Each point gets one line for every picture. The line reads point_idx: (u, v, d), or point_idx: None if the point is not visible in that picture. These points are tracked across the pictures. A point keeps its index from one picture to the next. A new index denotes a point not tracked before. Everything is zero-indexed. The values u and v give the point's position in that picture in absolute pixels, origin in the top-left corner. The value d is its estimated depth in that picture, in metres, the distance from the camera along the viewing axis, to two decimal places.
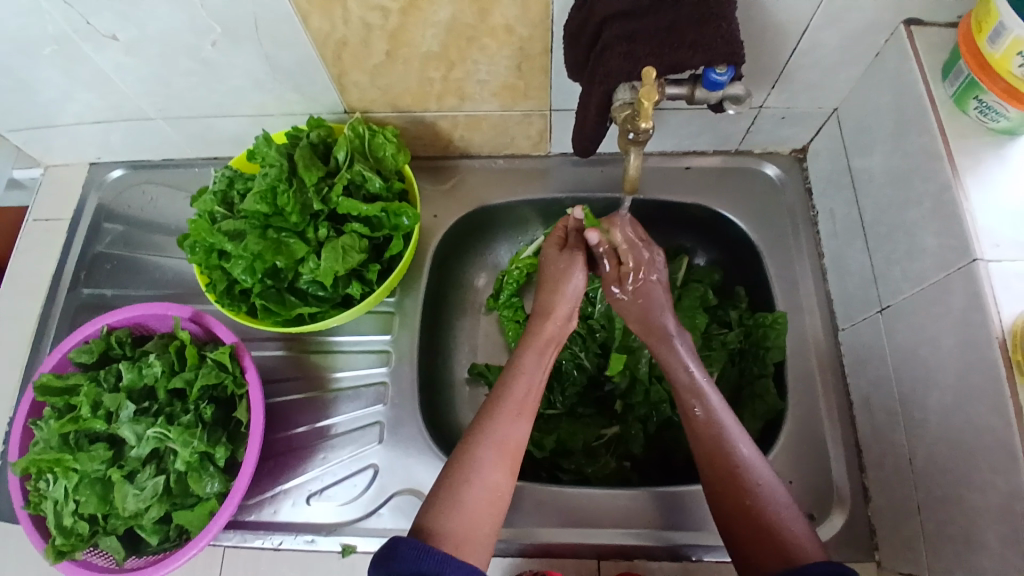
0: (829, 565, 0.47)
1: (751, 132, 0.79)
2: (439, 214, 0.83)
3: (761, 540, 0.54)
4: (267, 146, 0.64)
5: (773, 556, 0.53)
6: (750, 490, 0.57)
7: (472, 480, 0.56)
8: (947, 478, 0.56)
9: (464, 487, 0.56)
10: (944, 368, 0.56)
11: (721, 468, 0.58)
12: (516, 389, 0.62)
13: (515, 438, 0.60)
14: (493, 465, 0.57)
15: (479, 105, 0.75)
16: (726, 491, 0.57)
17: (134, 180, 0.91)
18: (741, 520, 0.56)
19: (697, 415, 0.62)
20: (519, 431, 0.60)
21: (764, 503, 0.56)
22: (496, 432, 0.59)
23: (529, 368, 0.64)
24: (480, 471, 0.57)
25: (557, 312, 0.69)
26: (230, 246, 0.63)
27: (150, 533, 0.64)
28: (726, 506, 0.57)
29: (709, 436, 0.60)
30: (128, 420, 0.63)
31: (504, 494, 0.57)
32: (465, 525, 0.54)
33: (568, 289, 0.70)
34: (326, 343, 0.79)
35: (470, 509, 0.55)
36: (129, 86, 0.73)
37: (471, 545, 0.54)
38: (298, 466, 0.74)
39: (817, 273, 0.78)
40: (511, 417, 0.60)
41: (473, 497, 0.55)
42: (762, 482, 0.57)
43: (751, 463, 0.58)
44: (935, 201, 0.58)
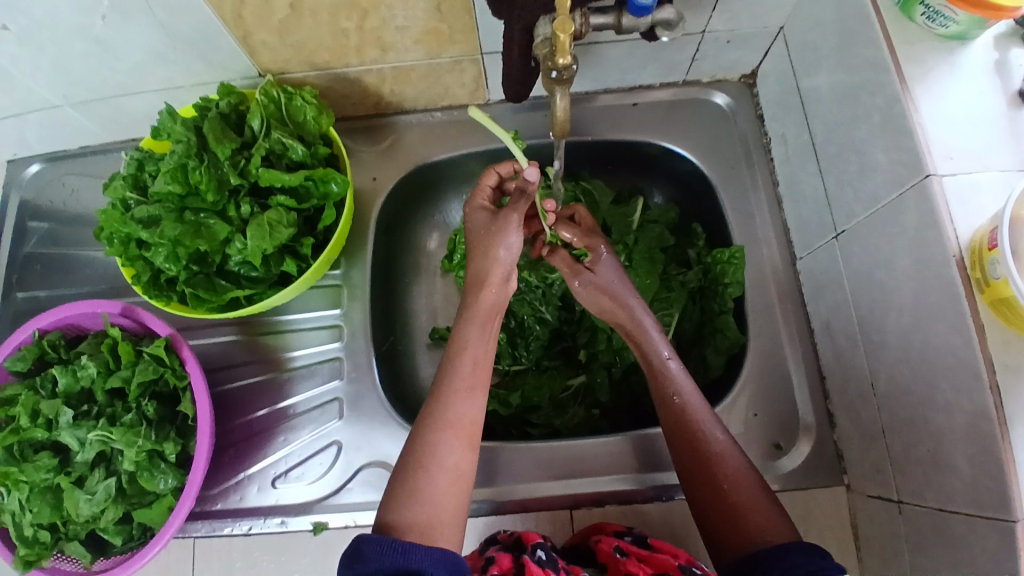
0: (812, 547, 0.48)
1: (696, 60, 0.75)
2: (379, 176, 0.79)
3: (726, 524, 0.54)
4: (172, 121, 0.60)
5: (735, 537, 0.53)
6: (721, 473, 0.56)
7: (431, 467, 0.53)
8: (911, 400, 0.55)
9: (422, 477, 0.53)
10: (900, 290, 0.54)
11: (691, 449, 0.58)
12: (461, 366, 0.59)
13: (467, 416, 0.56)
14: (453, 448, 0.55)
15: (404, 55, 0.69)
16: (694, 474, 0.57)
17: (54, 174, 0.84)
18: (710, 504, 0.56)
19: (674, 402, 0.61)
20: (473, 410, 0.57)
21: (737, 484, 0.55)
22: (440, 411, 0.56)
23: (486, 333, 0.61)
24: (438, 458, 0.54)
25: (491, 278, 0.61)
26: (146, 234, 0.59)
27: (114, 534, 0.62)
28: (692, 479, 0.58)
29: (678, 424, 0.60)
30: (68, 425, 0.60)
31: (465, 475, 0.55)
32: (428, 512, 0.52)
33: (500, 252, 0.61)
34: (277, 323, 0.76)
35: (434, 494, 0.52)
36: (30, 78, 0.67)
37: (436, 530, 0.51)
38: (262, 449, 0.72)
39: (772, 202, 0.75)
40: (464, 393, 0.57)
41: (432, 486, 0.53)
42: (735, 465, 0.56)
43: (725, 445, 0.58)
44: (885, 115, 0.54)
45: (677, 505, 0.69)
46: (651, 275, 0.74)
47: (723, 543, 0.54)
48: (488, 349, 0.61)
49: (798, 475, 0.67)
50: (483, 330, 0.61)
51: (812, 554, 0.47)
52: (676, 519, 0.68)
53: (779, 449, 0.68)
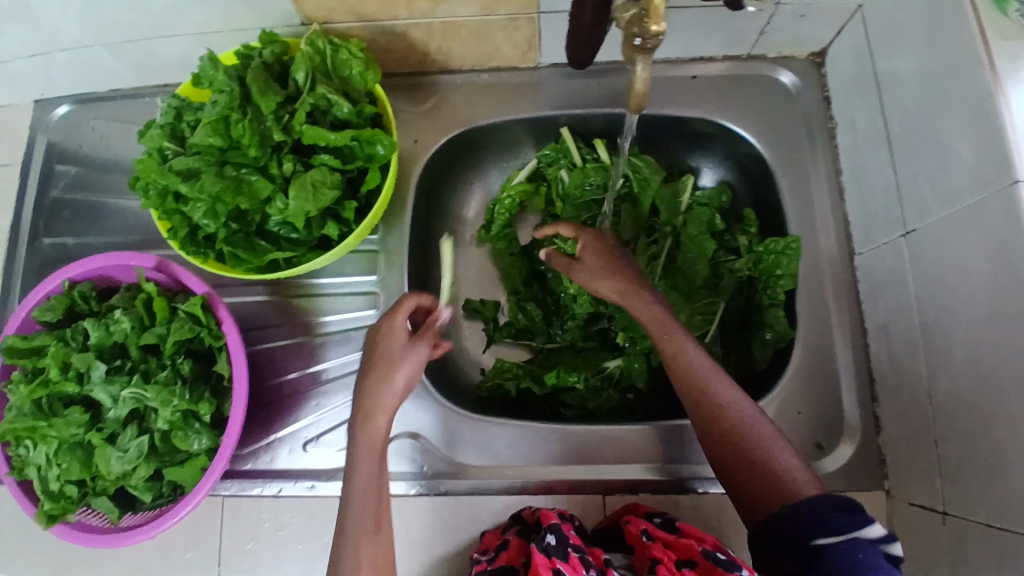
0: (836, 501, 0.47)
1: (765, 33, 0.70)
2: (420, 138, 0.76)
3: (750, 483, 0.52)
4: (213, 68, 0.56)
5: (767, 496, 0.51)
6: (742, 432, 0.54)
7: (343, 529, 0.54)
8: (973, 413, 0.52)
9: (342, 538, 0.54)
10: (976, 297, 0.52)
11: (706, 409, 0.56)
12: (363, 427, 0.56)
13: (361, 479, 0.55)
14: (362, 515, 0.54)
15: (456, 9, 0.65)
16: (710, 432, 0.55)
17: (82, 116, 0.81)
18: (734, 464, 0.53)
19: (680, 360, 0.58)
20: (368, 472, 0.55)
21: (757, 440, 0.53)
22: (354, 477, 0.55)
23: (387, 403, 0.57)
24: (343, 516, 0.54)
25: (390, 341, 0.60)
26: (185, 188, 0.56)
27: (143, 491, 0.62)
28: (709, 441, 0.55)
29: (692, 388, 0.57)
30: (101, 380, 0.59)
31: (380, 526, 0.55)
32: (351, 568, 0.52)
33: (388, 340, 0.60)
34: (311, 287, 0.74)
35: (357, 551, 0.53)
36: (60, 13, 0.63)
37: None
38: (293, 413, 0.71)
39: (834, 192, 0.72)
40: (366, 459, 0.55)
41: (346, 544, 0.53)
42: (753, 421, 0.54)
43: (737, 403, 0.55)
44: (977, 108, 0.50)
45: (710, 497, 0.67)
46: (699, 261, 0.72)
47: (755, 506, 0.51)
48: (394, 404, 0.57)
49: (838, 477, 0.65)
50: (384, 384, 0.57)
51: (839, 509, 0.47)
52: (708, 511, 0.67)
53: (820, 449, 0.66)
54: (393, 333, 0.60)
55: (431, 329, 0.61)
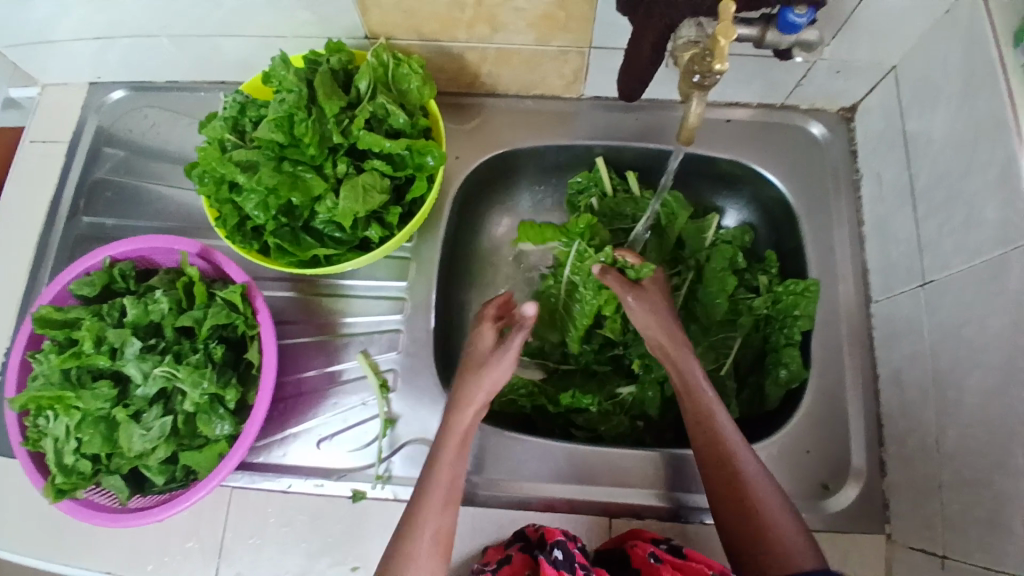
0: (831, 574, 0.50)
1: (801, 85, 0.74)
2: (462, 154, 0.79)
3: (755, 547, 0.55)
4: (284, 69, 0.59)
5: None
6: (744, 488, 0.57)
7: (421, 530, 0.55)
8: (984, 462, 0.55)
9: (411, 542, 0.55)
10: (994, 349, 0.54)
11: (729, 487, 0.58)
12: (461, 421, 0.61)
13: (454, 477, 0.59)
14: (437, 506, 0.57)
15: (513, 37, 0.68)
16: (721, 486, 0.58)
17: (135, 104, 0.84)
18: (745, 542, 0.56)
19: (704, 418, 0.62)
20: (459, 468, 0.59)
21: (764, 503, 0.57)
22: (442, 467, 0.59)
23: (478, 397, 0.63)
24: (423, 521, 0.56)
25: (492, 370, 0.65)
26: (242, 178, 0.59)
27: (156, 473, 0.62)
28: (717, 488, 0.59)
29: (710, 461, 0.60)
30: (134, 356, 0.60)
31: (447, 534, 0.57)
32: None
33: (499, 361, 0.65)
34: (338, 287, 0.76)
35: (417, 558, 0.54)
36: (132, 3, 0.66)
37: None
38: (310, 410, 0.72)
39: (855, 241, 0.74)
40: (451, 454, 0.60)
41: (417, 549, 0.54)
42: (762, 487, 0.58)
43: (751, 466, 0.59)
44: (1006, 170, 0.53)
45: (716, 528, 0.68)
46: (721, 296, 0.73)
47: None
48: (472, 423, 0.62)
49: (842, 518, 0.66)
50: (479, 412, 0.62)
51: None
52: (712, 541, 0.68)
53: (826, 490, 0.67)
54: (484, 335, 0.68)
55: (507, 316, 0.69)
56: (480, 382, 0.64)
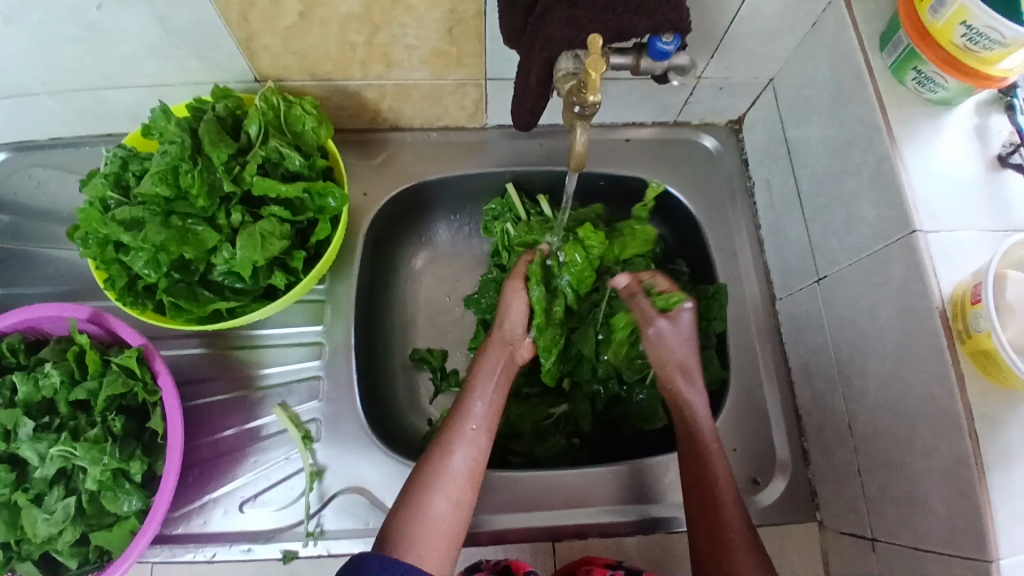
0: None
1: (689, 103, 0.77)
2: (369, 191, 0.78)
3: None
4: (165, 120, 0.57)
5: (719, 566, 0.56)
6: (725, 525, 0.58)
7: (436, 492, 0.56)
8: (890, 443, 0.56)
9: (427, 498, 0.56)
10: (882, 337, 0.57)
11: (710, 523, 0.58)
12: (479, 405, 0.63)
13: (474, 458, 0.59)
14: (456, 478, 0.58)
15: (409, 73, 0.68)
16: (705, 518, 0.59)
17: (19, 165, 0.77)
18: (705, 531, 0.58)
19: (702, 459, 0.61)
20: (481, 450, 0.60)
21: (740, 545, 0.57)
22: (456, 447, 0.59)
23: (492, 383, 0.64)
24: (444, 484, 0.57)
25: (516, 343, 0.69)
26: (127, 237, 0.55)
27: (68, 557, 0.57)
28: (696, 518, 0.59)
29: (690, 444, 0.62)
30: (28, 438, 0.56)
31: (467, 505, 0.57)
32: (427, 532, 0.54)
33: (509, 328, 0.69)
34: (251, 338, 0.72)
35: (434, 518, 0.55)
36: (10, 60, 0.62)
37: (435, 552, 0.54)
38: (229, 472, 0.68)
39: (754, 244, 0.78)
40: (472, 435, 0.60)
41: (435, 510, 0.55)
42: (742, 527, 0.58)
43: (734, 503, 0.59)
44: (874, 171, 0.57)
45: (658, 539, 0.68)
46: None
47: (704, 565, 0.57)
48: (498, 405, 0.64)
49: (774, 511, 0.68)
50: (494, 384, 0.64)
51: None
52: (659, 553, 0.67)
53: (756, 485, 0.69)
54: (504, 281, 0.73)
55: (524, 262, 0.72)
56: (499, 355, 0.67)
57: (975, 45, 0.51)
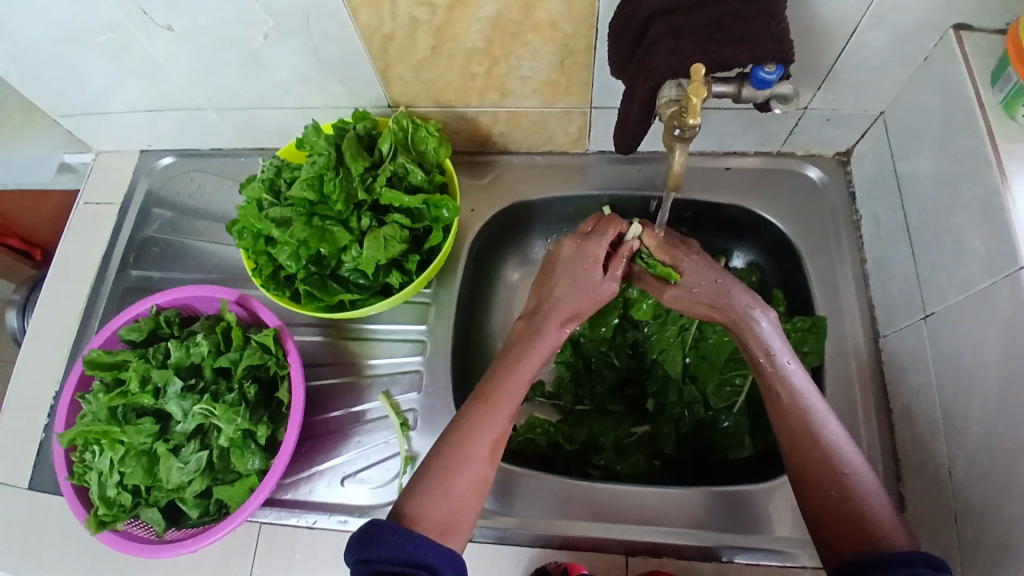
0: (921, 560, 0.47)
1: (794, 134, 0.78)
2: (477, 208, 0.85)
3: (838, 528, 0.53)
4: (316, 136, 0.67)
5: (856, 539, 0.52)
6: (826, 467, 0.55)
7: (460, 471, 0.57)
8: (992, 489, 0.53)
9: (452, 478, 0.57)
10: (989, 376, 0.55)
11: (807, 463, 0.56)
12: (511, 388, 0.62)
13: (501, 436, 0.60)
14: (481, 460, 0.59)
15: (520, 101, 0.75)
16: (805, 472, 0.56)
17: (182, 168, 0.94)
18: (819, 503, 0.54)
19: (782, 401, 0.59)
20: (508, 429, 0.61)
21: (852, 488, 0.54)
22: (484, 428, 0.60)
23: (533, 367, 0.64)
24: (469, 464, 0.58)
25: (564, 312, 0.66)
26: (277, 233, 0.65)
27: (191, 507, 0.67)
28: (796, 467, 0.56)
29: (793, 420, 0.58)
30: (176, 395, 0.66)
31: (487, 484, 0.59)
32: (447, 512, 0.56)
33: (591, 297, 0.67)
34: (364, 331, 0.81)
35: (454, 497, 0.57)
36: (177, 76, 0.76)
37: (452, 531, 0.56)
38: (334, 448, 0.76)
39: (859, 278, 0.76)
40: (500, 416, 0.61)
41: (457, 487, 0.57)
42: (849, 470, 0.55)
43: (837, 446, 0.56)
44: (984, 205, 0.56)
45: (733, 565, 0.68)
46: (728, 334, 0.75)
47: (834, 541, 0.53)
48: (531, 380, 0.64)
49: None
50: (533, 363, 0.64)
51: (925, 566, 0.46)
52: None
53: None
54: (594, 266, 0.68)
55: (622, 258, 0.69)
56: (547, 340, 0.65)
57: None
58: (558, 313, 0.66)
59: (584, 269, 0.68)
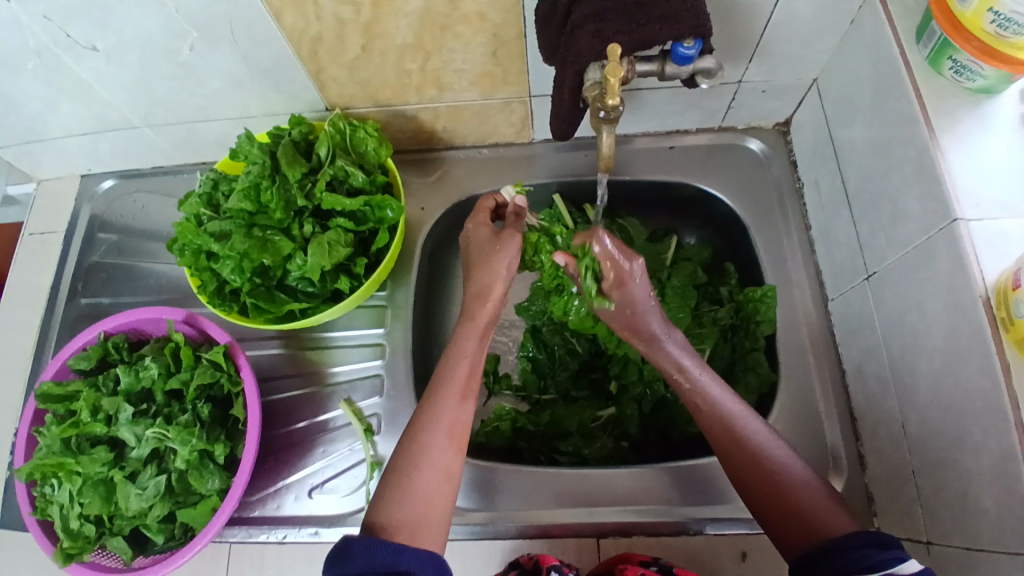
0: (869, 536, 0.47)
1: (733, 108, 0.79)
2: (426, 207, 0.84)
3: (787, 523, 0.53)
4: (249, 145, 0.66)
5: (800, 530, 0.52)
6: (758, 466, 0.56)
7: (421, 466, 0.56)
8: (942, 441, 0.55)
9: (413, 475, 0.56)
10: (931, 330, 0.55)
11: (743, 467, 0.56)
12: (458, 371, 0.62)
13: (459, 421, 0.60)
14: (441, 449, 0.58)
15: (459, 95, 0.75)
16: (743, 475, 0.56)
17: (125, 190, 0.92)
18: (764, 502, 0.55)
19: (702, 404, 0.61)
20: (465, 414, 0.61)
21: (787, 479, 0.55)
22: (439, 417, 0.59)
23: (473, 346, 0.64)
24: (430, 457, 0.57)
25: (495, 292, 0.67)
26: (217, 247, 0.64)
27: (156, 532, 0.65)
28: (734, 471, 0.57)
29: (715, 423, 0.59)
30: (127, 421, 0.65)
31: (453, 474, 0.58)
32: (417, 512, 0.54)
33: (501, 269, 0.68)
34: (323, 339, 0.80)
35: (421, 494, 0.55)
36: (113, 95, 0.74)
37: (425, 531, 0.54)
38: (301, 460, 0.75)
39: (805, 246, 0.78)
40: (453, 400, 0.60)
41: (421, 483, 0.55)
42: (779, 463, 0.56)
43: (764, 444, 0.57)
44: (915, 162, 0.57)
45: (705, 538, 0.69)
46: (682, 309, 0.76)
47: (786, 539, 0.53)
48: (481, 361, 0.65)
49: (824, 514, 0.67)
50: (479, 343, 0.65)
51: (873, 547, 0.46)
52: (700, 554, 0.68)
53: None
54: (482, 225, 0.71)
55: (514, 219, 0.72)
56: (478, 322, 0.66)
57: (1006, 31, 0.51)
58: (481, 289, 0.67)
59: (473, 233, 0.71)
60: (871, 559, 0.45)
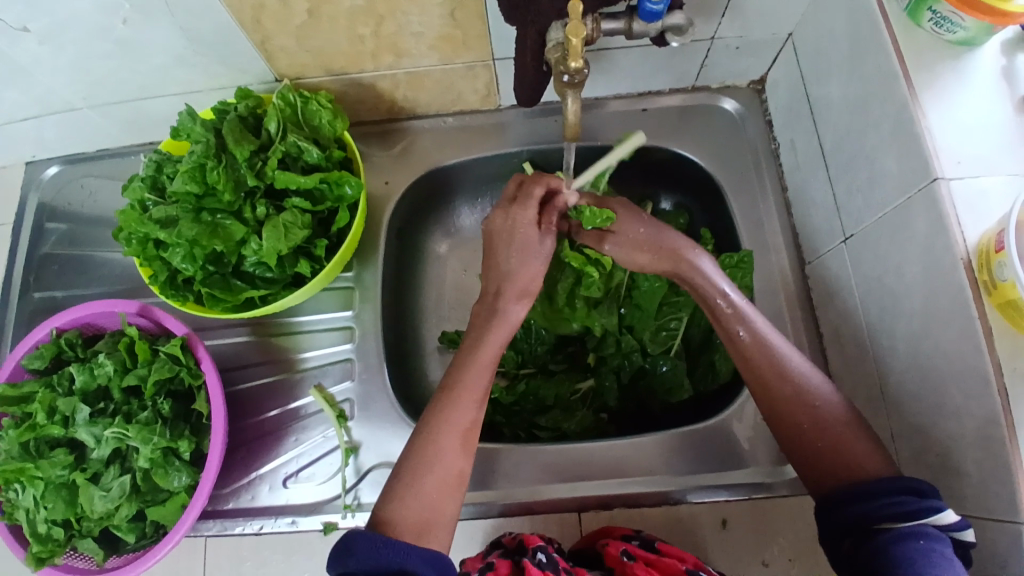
0: (901, 486, 0.48)
1: (707, 67, 0.75)
2: (391, 180, 0.80)
3: (823, 462, 0.53)
4: (191, 122, 0.61)
5: (835, 469, 0.52)
6: (798, 399, 0.55)
7: (430, 467, 0.54)
8: (922, 406, 0.54)
9: (420, 475, 0.54)
10: (911, 293, 0.54)
11: (782, 399, 0.56)
12: (472, 371, 0.59)
13: (472, 421, 0.57)
14: (451, 450, 0.55)
15: (418, 61, 0.70)
16: (779, 412, 0.56)
17: (72, 176, 0.86)
18: (797, 436, 0.55)
19: (740, 339, 0.58)
20: (478, 413, 0.58)
21: (827, 417, 0.54)
22: (452, 417, 0.57)
23: (494, 343, 0.61)
24: (439, 457, 0.55)
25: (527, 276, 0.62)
26: (164, 234, 0.60)
27: (126, 532, 0.63)
28: (768, 408, 0.56)
29: (758, 362, 0.57)
30: (84, 422, 0.62)
31: (462, 476, 0.56)
32: (424, 512, 0.53)
33: (534, 258, 0.62)
34: (290, 325, 0.76)
35: (428, 496, 0.54)
36: (46, 77, 0.68)
37: (430, 531, 0.53)
38: (273, 449, 0.73)
39: (781, 208, 0.76)
40: (467, 401, 0.58)
41: (429, 484, 0.54)
42: (820, 398, 0.55)
43: (805, 377, 0.56)
44: (894, 119, 0.54)
45: (686, 508, 0.68)
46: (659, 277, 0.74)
47: (820, 474, 0.53)
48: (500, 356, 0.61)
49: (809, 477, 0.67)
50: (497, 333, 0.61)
51: (906, 494, 0.47)
52: (683, 523, 0.68)
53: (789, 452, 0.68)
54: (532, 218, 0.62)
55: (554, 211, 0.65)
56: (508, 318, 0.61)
57: None
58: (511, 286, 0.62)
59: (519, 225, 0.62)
60: (907, 507, 0.46)
